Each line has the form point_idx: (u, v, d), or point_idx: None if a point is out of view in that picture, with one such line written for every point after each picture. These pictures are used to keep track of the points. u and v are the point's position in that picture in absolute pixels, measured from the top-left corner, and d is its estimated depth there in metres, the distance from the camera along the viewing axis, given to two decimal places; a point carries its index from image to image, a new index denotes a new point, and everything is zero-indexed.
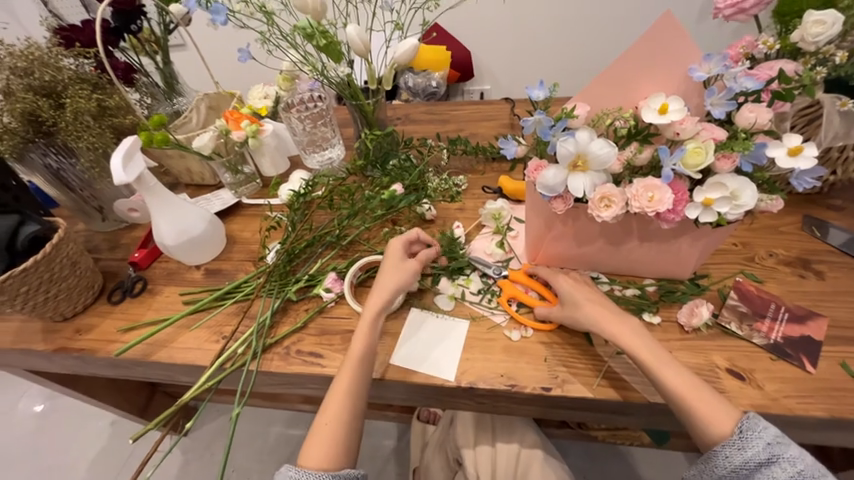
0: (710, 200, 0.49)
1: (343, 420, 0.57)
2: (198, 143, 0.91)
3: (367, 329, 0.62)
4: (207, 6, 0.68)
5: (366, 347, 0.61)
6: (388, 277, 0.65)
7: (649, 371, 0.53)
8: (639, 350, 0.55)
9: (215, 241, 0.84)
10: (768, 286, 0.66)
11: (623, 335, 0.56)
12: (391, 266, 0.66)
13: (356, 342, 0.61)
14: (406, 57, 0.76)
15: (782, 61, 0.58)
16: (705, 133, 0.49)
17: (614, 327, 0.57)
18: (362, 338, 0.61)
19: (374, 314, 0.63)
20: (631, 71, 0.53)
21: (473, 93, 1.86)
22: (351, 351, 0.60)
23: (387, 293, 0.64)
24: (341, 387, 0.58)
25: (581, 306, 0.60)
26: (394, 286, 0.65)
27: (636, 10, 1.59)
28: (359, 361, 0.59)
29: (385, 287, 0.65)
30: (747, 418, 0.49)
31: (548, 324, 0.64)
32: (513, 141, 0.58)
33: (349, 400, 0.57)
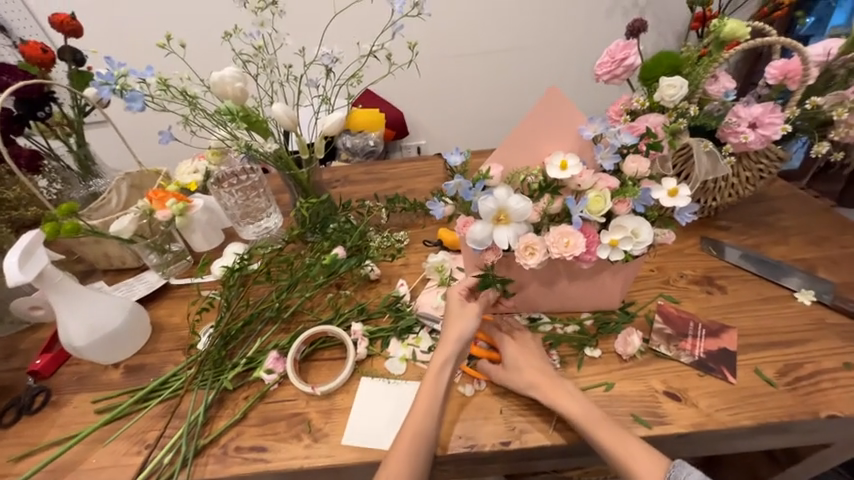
0: (614, 240, 0.55)
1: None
2: (115, 227, 0.84)
3: (434, 384, 0.59)
4: (121, 94, 0.67)
5: (432, 400, 0.58)
6: (455, 325, 0.62)
7: (586, 433, 0.55)
8: (574, 413, 0.57)
9: (138, 332, 0.76)
10: (685, 305, 0.73)
11: (560, 400, 0.58)
12: (455, 313, 0.64)
13: (419, 400, 0.58)
14: (333, 128, 0.80)
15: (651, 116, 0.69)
16: (601, 183, 0.56)
17: (551, 390, 0.59)
18: (426, 394, 0.58)
19: (442, 368, 0.60)
20: (533, 135, 0.61)
21: (409, 148, 1.97)
22: (414, 409, 0.57)
23: (457, 340, 0.62)
24: (399, 454, 0.54)
25: (522, 371, 0.62)
26: (462, 333, 0.62)
27: (541, 72, 1.83)
28: (426, 413, 0.57)
29: (453, 336, 0.62)
30: (675, 466, 0.53)
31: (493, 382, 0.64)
32: (440, 202, 0.62)
33: (410, 467, 0.53)
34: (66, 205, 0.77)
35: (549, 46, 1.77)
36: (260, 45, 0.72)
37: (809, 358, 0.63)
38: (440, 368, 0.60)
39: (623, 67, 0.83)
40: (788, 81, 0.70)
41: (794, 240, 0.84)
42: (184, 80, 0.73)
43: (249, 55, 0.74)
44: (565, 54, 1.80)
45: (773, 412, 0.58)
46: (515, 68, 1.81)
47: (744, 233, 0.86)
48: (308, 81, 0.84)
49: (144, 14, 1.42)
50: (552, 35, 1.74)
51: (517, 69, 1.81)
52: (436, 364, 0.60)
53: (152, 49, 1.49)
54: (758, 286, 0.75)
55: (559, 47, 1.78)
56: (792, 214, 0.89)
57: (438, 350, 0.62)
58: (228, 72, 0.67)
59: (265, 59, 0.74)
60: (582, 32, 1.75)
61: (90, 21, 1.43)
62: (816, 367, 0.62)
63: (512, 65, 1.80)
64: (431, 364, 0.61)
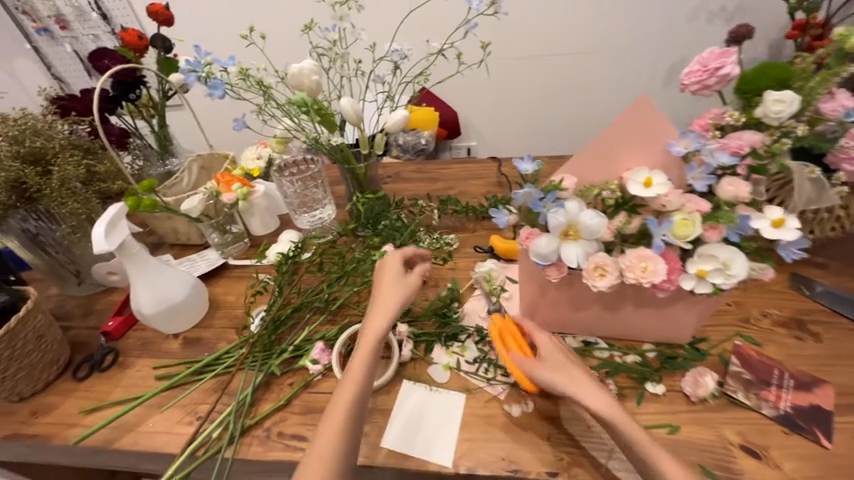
0: (703, 271, 0.49)
1: (342, 438, 0.51)
2: (187, 205, 0.91)
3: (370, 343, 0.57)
4: (205, 81, 0.70)
5: (368, 360, 0.57)
6: (391, 290, 0.62)
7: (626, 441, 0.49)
8: (614, 422, 0.50)
9: (197, 307, 0.80)
10: (767, 349, 0.65)
11: (597, 403, 0.51)
12: (389, 278, 0.63)
13: (356, 360, 0.57)
14: (396, 126, 0.79)
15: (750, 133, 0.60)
16: (690, 204, 0.50)
17: (585, 392, 0.53)
18: (366, 349, 0.57)
19: (379, 326, 0.59)
20: (614, 147, 0.56)
21: (460, 148, 1.95)
22: (352, 370, 0.56)
23: (395, 303, 0.61)
24: (339, 405, 0.53)
25: (559, 368, 0.55)
26: (401, 297, 0.61)
27: (609, 78, 1.73)
28: (363, 374, 0.55)
29: (387, 299, 0.61)
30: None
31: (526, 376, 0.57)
32: (504, 210, 0.59)
33: (350, 417, 0.53)
34: (146, 181, 0.84)
35: (621, 51, 1.66)
36: (335, 39, 0.73)
37: None
38: (381, 331, 0.58)
39: (717, 77, 0.76)
40: None
41: None
42: (261, 70, 0.76)
43: (323, 48, 0.75)
44: (638, 60, 1.68)
45: None
46: (581, 73, 1.72)
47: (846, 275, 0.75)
48: (376, 76, 0.84)
49: (226, 7, 1.51)
50: (626, 39, 1.63)
51: (582, 74, 1.72)
52: (373, 324, 0.59)
53: (229, 40, 1.59)
54: None
55: (632, 52, 1.66)
56: None
57: (372, 313, 0.60)
58: (305, 66, 0.68)
59: (338, 53, 0.75)
60: (660, 38, 1.62)
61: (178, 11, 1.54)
62: None
63: (578, 69, 1.71)
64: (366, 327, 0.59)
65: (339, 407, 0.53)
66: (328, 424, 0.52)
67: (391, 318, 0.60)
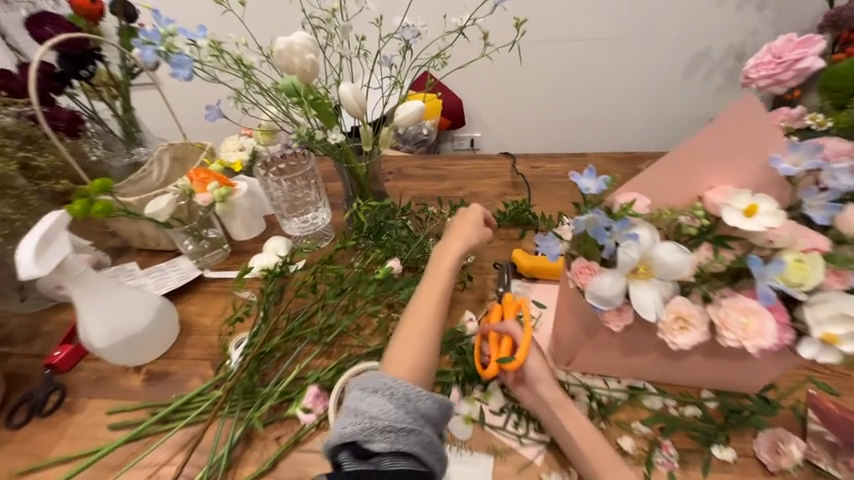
0: (831, 335, 0.37)
1: (433, 327, 0.56)
2: (151, 209, 0.76)
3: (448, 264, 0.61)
4: (166, 57, 0.55)
5: (451, 274, 0.61)
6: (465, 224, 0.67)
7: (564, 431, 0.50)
8: (559, 412, 0.51)
9: (164, 334, 0.67)
10: (847, 400, 0.55)
11: (550, 393, 0.52)
12: (466, 216, 0.68)
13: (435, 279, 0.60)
14: (408, 120, 0.66)
15: None
16: (806, 241, 0.38)
17: (543, 381, 0.53)
18: (445, 264, 0.61)
19: (456, 255, 0.62)
20: (698, 159, 0.44)
21: (462, 140, 1.79)
22: (437, 278, 0.60)
23: (474, 231, 0.66)
24: (430, 303, 0.58)
25: (538, 361, 0.54)
26: (478, 231, 0.66)
27: (632, 67, 1.57)
28: (447, 283, 0.59)
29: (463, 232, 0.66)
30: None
31: (519, 360, 0.52)
32: (553, 238, 0.46)
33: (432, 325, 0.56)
34: (100, 180, 0.68)
35: (645, 37, 1.51)
36: (333, 8, 0.58)
37: None
38: (460, 251, 0.63)
39: (793, 71, 0.64)
40: None
41: None
42: (241, 46, 0.61)
43: (319, 19, 0.60)
44: (663, 49, 1.52)
45: None
46: (601, 60, 1.56)
47: None
48: (382, 58, 0.69)
49: None
50: (651, 24, 1.48)
51: (602, 62, 1.56)
52: (452, 244, 0.64)
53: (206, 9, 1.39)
54: None
55: (657, 38, 1.50)
56: None
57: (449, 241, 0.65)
58: (297, 38, 0.53)
59: (337, 26, 0.60)
60: (689, 23, 1.47)
61: None
62: None
63: (597, 57, 1.55)
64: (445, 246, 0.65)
65: (419, 314, 0.56)
66: (413, 329, 0.55)
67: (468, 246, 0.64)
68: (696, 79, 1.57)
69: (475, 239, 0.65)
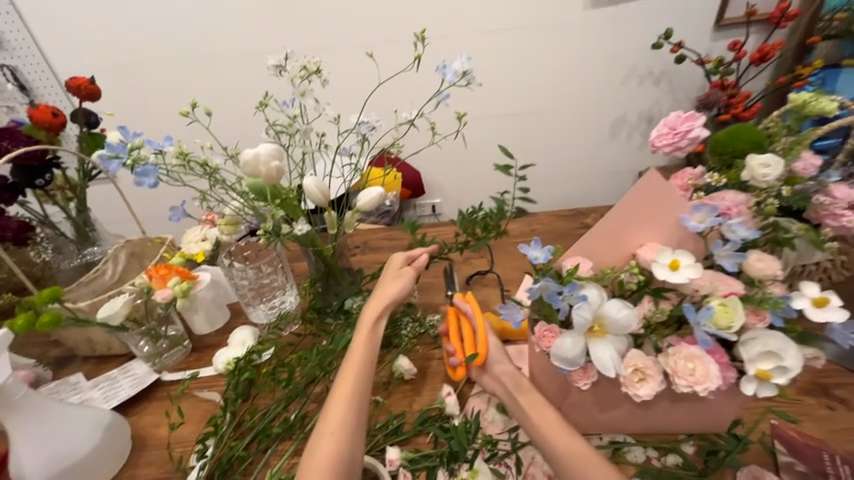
0: (764, 372, 0.42)
1: (351, 413, 0.53)
2: (104, 313, 0.70)
3: (370, 333, 0.61)
4: (132, 168, 0.57)
5: (369, 350, 0.59)
6: (391, 283, 0.68)
7: (565, 464, 0.49)
8: (559, 442, 0.50)
9: (111, 455, 0.60)
10: (807, 426, 0.59)
11: (548, 424, 0.51)
12: (390, 276, 0.69)
13: (356, 352, 0.59)
14: (370, 205, 0.70)
15: (733, 194, 0.60)
16: (724, 287, 0.44)
17: (536, 409, 0.53)
18: (363, 336, 0.60)
19: (371, 323, 0.62)
20: (623, 224, 0.51)
21: (424, 207, 1.90)
22: (354, 351, 0.59)
23: (394, 294, 0.66)
24: (346, 385, 0.55)
25: (507, 363, 0.59)
26: (395, 294, 0.66)
27: (566, 134, 1.77)
28: (364, 361, 0.58)
29: (390, 292, 0.66)
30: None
31: (483, 355, 0.59)
32: (514, 305, 0.50)
33: (351, 408, 0.53)
34: (49, 289, 0.65)
35: (573, 111, 1.71)
36: (295, 114, 0.65)
37: None
38: (377, 313, 0.63)
39: (688, 139, 0.76)
40: None
41: None
42: (207, 150, 0.64)
43: (282, 125, 0.66)
44: (587, 119, 1.73)
45: None
46: (539, 131, 1.75)
47: None
48: (341, 149, 0.76)
49: (162, 76, 1.38)
50: (576, 102, 1.69)
51: (538, 133, 1.75)
52: (370, 313, 0.63)
53: (167, 112, 1.44)
54: None
55: (582, 111, 1.71)
56: None
57: (373, 303, 0.65)
58: (262, 150, 0.58)
59: (298, 129, 0.66)
60: (604, 97, 1.69)
61: (108, 83, 1.39)
62: None
63: (533, 129, 1.74)
64: (363, 318, 0.63)
65: (345, 387, 0.55)
66: (330, 420, 0.52)
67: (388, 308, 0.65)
68: (620, 140, 1.79)
69: (394, 299, 0.66)
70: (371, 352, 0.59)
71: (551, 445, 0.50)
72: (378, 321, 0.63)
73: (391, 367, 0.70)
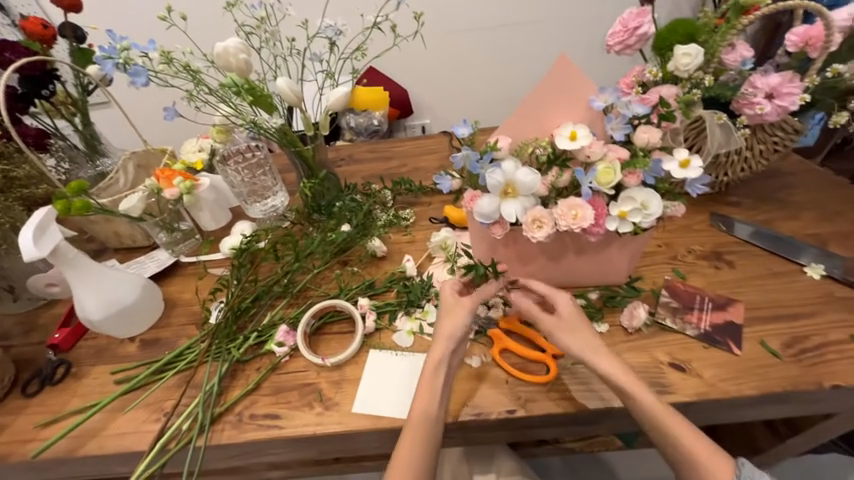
0: (623, 212, 0.55)
1: (426, 424, 0.56)
2: (125, 205, 0.84)
3: (429, 381, 0.58)
4: (125, 68, 0.66)
5: (443, 360, 0.60)
6: (449, 321, 0.62)
7: (685, 450, 0.53)
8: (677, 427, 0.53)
9: (150, 309, 0.78)
10: (692, 280, 0.73)
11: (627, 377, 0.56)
12: (449, 307, 0.64)
13: (417, 402, 0.57)
14: (338, 103, 0.79)
15: (665, 88, 0.67)
16: (611, 154, 0.55)
17: (642, 392, 0.55)
18: (437, 350, 0.60)
19: (447, 339, 0.61)
20: (542, 107, 0.60)
21: (413, 128, 1.92)
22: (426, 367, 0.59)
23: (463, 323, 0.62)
24: (421, 396, 0.58)
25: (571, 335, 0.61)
26: (455, 330, 0.61)
27: (556, 45, 1.74)
28: (435, 372, 0.59)
29: (446, 332, 0.61)
30: (742, 465, 0.52)
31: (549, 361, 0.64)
32: (447, 175, 0.63)
33: (421, 463, 0.54)
34: (75, 183, 0.77)
35: (563, 20, 1.68)
36: (262, 16, 0.70)
37: (816, 330, 0.64)
38: (450, 331, 0.61)
39: (636, 37, 0.74)
40: (809, 49, 0.66)
41: (806, 215, 0.83)
42: (187, 54, 0.70)
43: (251, 27, 0.71)
44: (577, 30, 1.71)
45: (777, 383, 0.59)
46: (527, 43, 1.73)
47: (755, 209, 0.85)
48: (313, 55, 0.79)
49: None
50: (565, 9, 1.65)
51: (524, 45, 1.73)
52: (443, 330, 0.62)
53: None
54: (769, 261, 0.74)
55: (570, 21, 1.68)
56: (805, 190, 0.88)
57: (433, 348, 0.60)
58: (230, 44, 0.66)
59: (267, 31, 0.71)
60: (593, 4, 1.65)
61: None
62: (822, 340, 0.63)
63: (518, 40, 1.72)
64: (436, 334, 0.62)
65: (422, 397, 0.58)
66: (413, 431, 0.56)
67: (455, 338, 0.61)
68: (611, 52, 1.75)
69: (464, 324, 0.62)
70: (445, 363, 0.60)
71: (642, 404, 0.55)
72: (442, 368, 0.59)
73: (365, 247, 0.85)
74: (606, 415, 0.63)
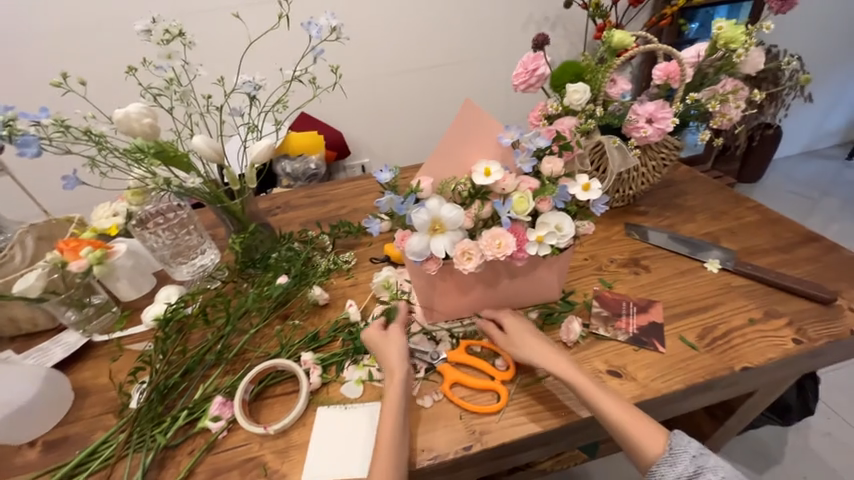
0: (540, 236, 0.59)
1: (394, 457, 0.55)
2: (20, 286, 0.74)
3: (391, 412, 0.58)
4: (11, 140, 0.60)
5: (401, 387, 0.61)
6: (391, 351, 0.63)
7: (622, 426, 0.57)
8: (607, 402, 0.58)
9: (54, 404, 0.68)
10: (617, 287, 0.79)
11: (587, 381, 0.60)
12: (383, 344, 0.65)
13: (383, 436, 0.56)
14: (262, 156, 0.78)
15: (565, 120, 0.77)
16: (524, 184, 0.60)
17: (601, 395, 0.59)
18: (394, 381, 0.61)
19: (398, 367, 0.62)
20: (457, 146, 0.64)
21: (354, 168, 1.94)
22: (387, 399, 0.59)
23: (400, 354, 0.64)
24: (385, 426, 0.57)
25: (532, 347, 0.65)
26: (401, 359, 0.63)
27: (477, 83, 1.89)
28: (396, 401, 0.59)
29: (394, 362, 0.62)
30: (674, 435, 0.58)
31: (499, 389, 0.65)
32: (376, 218, 0.64)
33: None
34: None
35: (479, 61, 1.84)
36: (170, 78, 0.68)
37: (722, 319, 0.72)
38: (398, 359, 0.63)
39: (536, 76, 0.83)
40: (671, 81, 0.79)
41: (699, 217, 0.95)
42: (89, 119, 0.66)
43: (159, 88, 0.69)
44: (493, 68, 1.88)
45: (699, 373, 0.65)
46: (450, 83, 1.86)
47: (659, 216, 0.96)
48: (232, 109, 0.77)
49: None
50: (480, 52, 1.82)
51: (447, 85, 1.86)
52: (389, 361, 0.63)
53: None
54: (677, 261, 0.83)
55: (485, 62, 1.85)
56: (696, 195, 1.02)
57: (387, 380, 0.61)
58: (132, 109, 0.64)
59: (178, 91, 0.69)
60: (505, 46, 1.84)
61: None
62: (728, 327, 0.71)
63: (441, 79, 1.84)
64: (385, 366, 0.63)
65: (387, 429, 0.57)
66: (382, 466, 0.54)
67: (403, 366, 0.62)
68: None
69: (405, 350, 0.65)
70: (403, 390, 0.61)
71: (600, 405, 0.58)
72: (402, 396, 0.60)
73: (307, 296, 0.82)
74: (559, 433, 0.64)
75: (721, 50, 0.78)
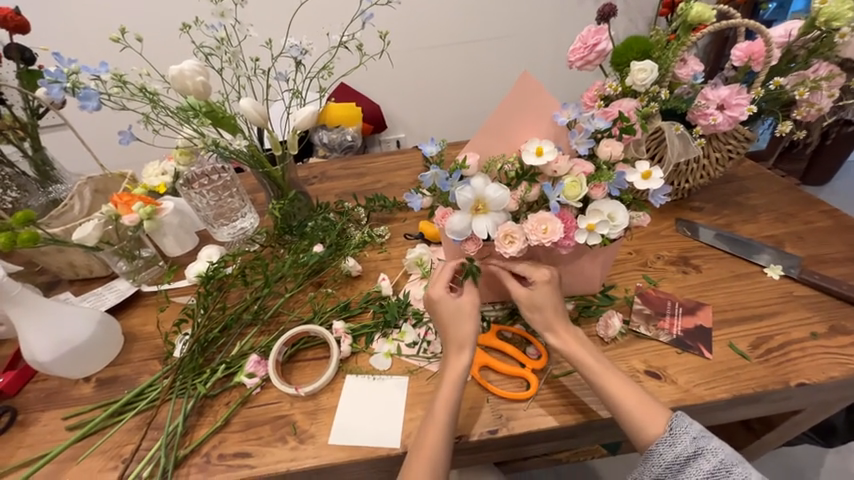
0: (591, 224, 0.56)
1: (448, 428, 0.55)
2: (78, 235, 0.78)
3: (452, 386, 0.57)
4: (74, 92, 0.62)
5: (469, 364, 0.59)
6: (461, 325, 0.60)
7: (622, 408, 0.55)
8: (607, 378, 0.56)
9: (108, 345, 0.73)
10: (663, 286, 0.75)
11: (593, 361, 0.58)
12: (449, 310, 0.61)
13: (440, 407, 0.56)
14: (305, 122, 0.77)
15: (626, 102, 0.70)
16: (577, 168, 0.56)
17: (606, 376, 0.57)
18: (461, 356, 0.59)
19: (468, 343, 0.60)
20: (508, 123, 0.61)
21: (389, 142, 1.92)
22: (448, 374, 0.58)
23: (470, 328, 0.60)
24: (445, 398, 0.57)
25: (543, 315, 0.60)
26: (470, 335, 0.60)
27: (523, 60, 1.80)
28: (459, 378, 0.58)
29: (463, 336, 0.60)
30: (675, 415, 0.53)
31: (527, 375, 0.63)
32: (417, 193, 0.63)
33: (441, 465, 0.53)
34: (21, 213, 0.72)
35: (528, 36, 1.74)
36: (222, 37, 0.67)
37: (779, 330, 0.66)
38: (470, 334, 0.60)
39: (596, 52, 0.75)
40: (752, 63, 0.71)
41: (762, 217, 0.87)
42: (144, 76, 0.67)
43: (210, 47, 0.69)
44: (543, 45, 1.77)
45: (747, 384, 0.60)
46: (495, 59, 1.78)
47: (716, 213, 0.89)
48: (278, 73, 0.75)
49: None
50: (531, 26, 1.72)
51: (492, 61, 1.78)
52: (457, 333, 0.60)
53: None
54: (732, 263, 0.77)
55: (535, 37, 1.74)
56: (761, 194, 0.93)
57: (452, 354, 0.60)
58: (186, 66, 0.64)
59: (229, 52, 0.69)
60: (557, 21, 1.72)
61: None
62: (785, 339, 0.65)
63: (486, 55, 1.76)
64: (451, 337, 0.61)
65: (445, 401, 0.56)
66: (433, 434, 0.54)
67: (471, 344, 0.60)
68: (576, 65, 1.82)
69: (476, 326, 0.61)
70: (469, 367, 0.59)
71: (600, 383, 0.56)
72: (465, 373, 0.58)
73: (339, 267, 0.83)
74: (587, 428, 0.62)
75: (819, 29, 0.69)
